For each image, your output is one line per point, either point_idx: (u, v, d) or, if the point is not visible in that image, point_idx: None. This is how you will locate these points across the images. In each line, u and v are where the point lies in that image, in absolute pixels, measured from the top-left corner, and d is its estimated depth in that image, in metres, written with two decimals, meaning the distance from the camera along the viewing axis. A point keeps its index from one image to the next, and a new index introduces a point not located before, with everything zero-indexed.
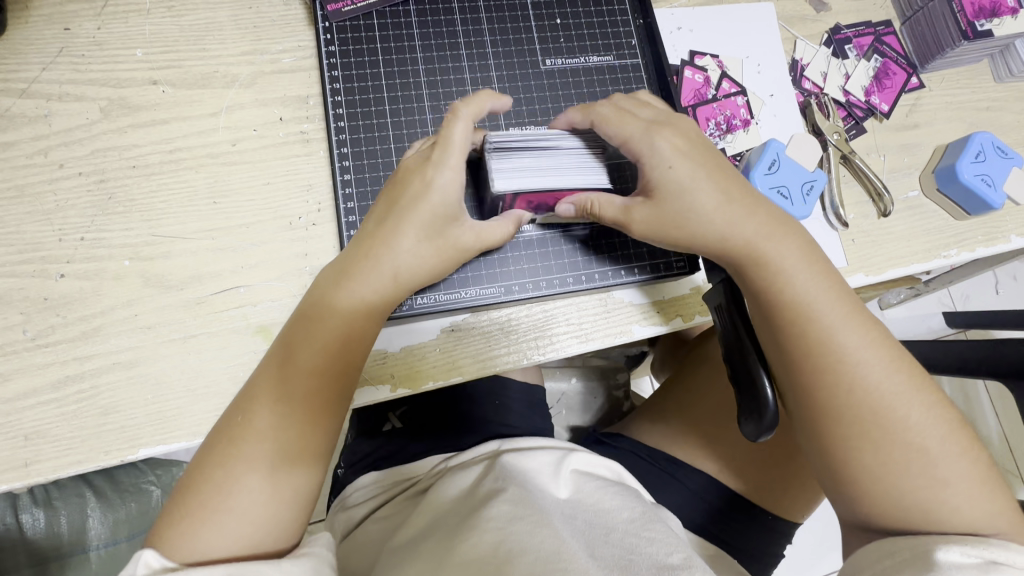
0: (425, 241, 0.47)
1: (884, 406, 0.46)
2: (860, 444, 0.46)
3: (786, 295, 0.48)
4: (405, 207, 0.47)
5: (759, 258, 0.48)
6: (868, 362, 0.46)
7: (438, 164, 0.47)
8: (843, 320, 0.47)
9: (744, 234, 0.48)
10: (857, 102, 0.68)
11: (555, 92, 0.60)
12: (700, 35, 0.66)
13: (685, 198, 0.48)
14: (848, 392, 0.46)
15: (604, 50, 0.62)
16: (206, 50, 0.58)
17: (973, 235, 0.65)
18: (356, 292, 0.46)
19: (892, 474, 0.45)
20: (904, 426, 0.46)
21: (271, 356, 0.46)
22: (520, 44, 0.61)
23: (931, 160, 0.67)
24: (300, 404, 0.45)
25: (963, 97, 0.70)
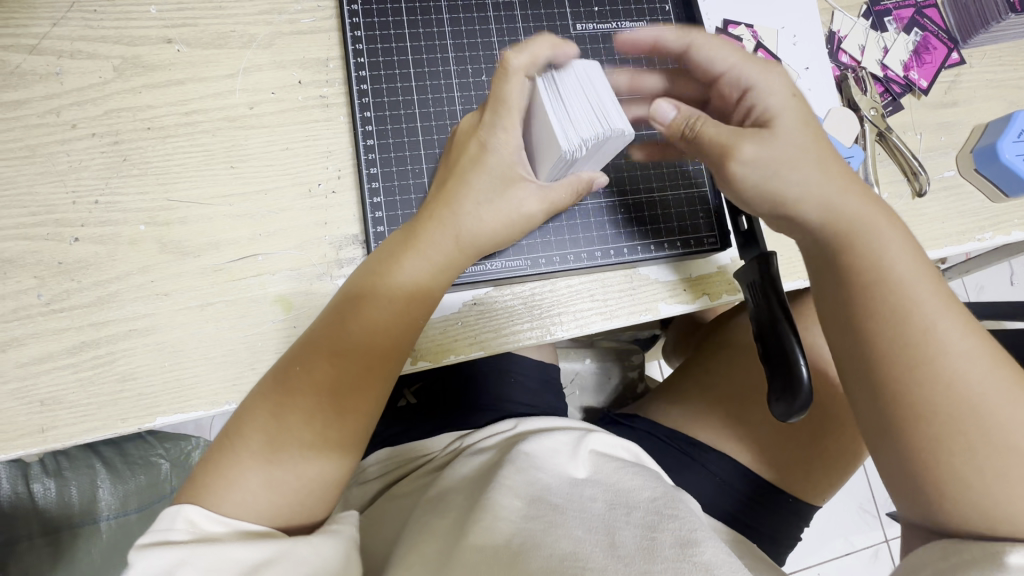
0: (490, 206, 0.47)
1: (983, 405, 0.41)
2: (943, 446, 0.42)
3: (887, 274, 0.44)
4: (460, 175, 0.47)
5: (853, 235, 0.45)
6: (969, 359, 0.42)
7: (493, 125, 0.46)
8: (944, 306, 0.43)
9: (847, 209, 0.45)
10: (895, 77, 0.65)
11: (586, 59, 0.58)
12: (735, 2, 0.63)
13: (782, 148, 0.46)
14: (948, 392, 0.42)
15: (637, 15, 0.59)
16: (222, 8, 0.56)
17: (1010, 219, 0.64)
18: (404, 271, 0.46)
19: (978, 480, 0.41)
20: (1003, 430, 0.41)
21: (320, 323, 0.46)
22: (550, 7, 0.58)
23: (969, 139, 0.65)
24: (365, 380, 0.45)
25: (1004, 74, 0.67)
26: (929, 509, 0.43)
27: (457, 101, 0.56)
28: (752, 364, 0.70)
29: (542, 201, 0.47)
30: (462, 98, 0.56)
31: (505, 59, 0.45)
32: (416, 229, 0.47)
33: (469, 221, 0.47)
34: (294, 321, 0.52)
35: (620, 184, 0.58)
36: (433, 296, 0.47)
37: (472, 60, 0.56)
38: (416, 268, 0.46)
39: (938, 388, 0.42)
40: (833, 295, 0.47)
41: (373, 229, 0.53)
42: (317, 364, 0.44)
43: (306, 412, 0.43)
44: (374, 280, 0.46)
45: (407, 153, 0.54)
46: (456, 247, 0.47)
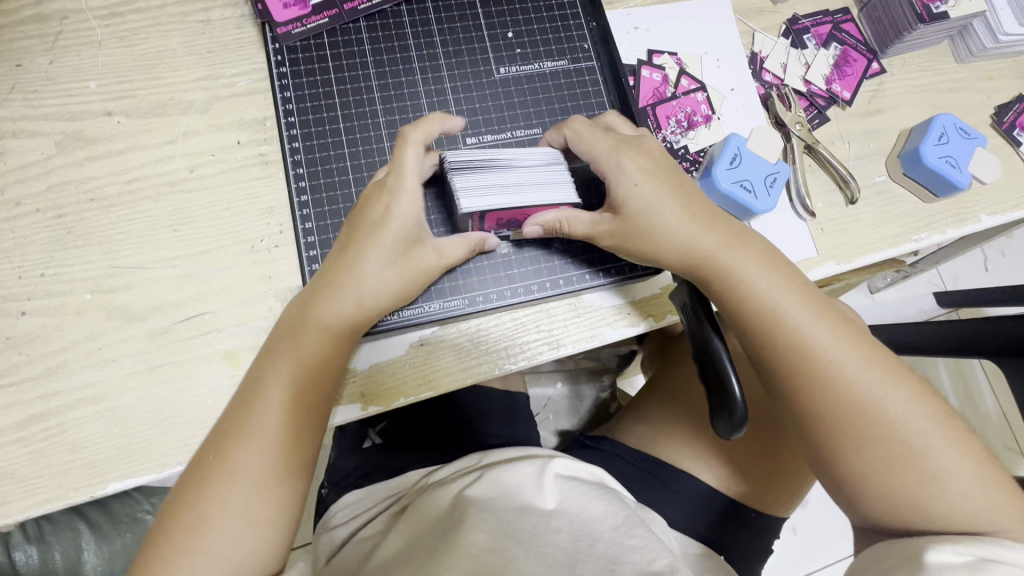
0: (390, 265, 0.49)
1: (864, 403, 0.47)
2: (846, 448, 0.48)
3: (758, 308, 0.49)
4: (367, 234, 0.49)
5: (727, 273, 0.49)
6: (855, 369, 0.48)
7: (395, 189, 0.49)
8: (817, 328, 0.48)
9: (707, 246, 0.49)
10: (819, 91, 0.68)
11: (506, 102, 0.57)
12: (657, 33, 0.66)
13: (649, 216, 0.49)
14: (827, 396, 0.48)
15: (558, 54, 0.59)
16: (160, 78, 0.58)
17: (943, 218, 0.66)
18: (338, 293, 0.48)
19: (876, 475, 0.47)
20: (890, 426, 0.47)
21: (280, 345, 0.49)
22: (473, 54, 0.57)
23: (897, 144, 0.67)
24: (306, 416, 0.48)
25: (924, 79, 0.70)
26: (850, 506, 0.50)
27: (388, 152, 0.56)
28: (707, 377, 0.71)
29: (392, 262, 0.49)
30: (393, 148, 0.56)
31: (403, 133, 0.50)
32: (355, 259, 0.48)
33: (373, 280, 0.48)
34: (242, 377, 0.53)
35: None
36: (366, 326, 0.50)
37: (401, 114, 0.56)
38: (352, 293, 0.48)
39: (839, 397, 0.48)
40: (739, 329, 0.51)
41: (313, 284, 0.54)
42: (263, 386, 0.47)
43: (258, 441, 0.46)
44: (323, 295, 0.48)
45: (341, 207, 0.55)
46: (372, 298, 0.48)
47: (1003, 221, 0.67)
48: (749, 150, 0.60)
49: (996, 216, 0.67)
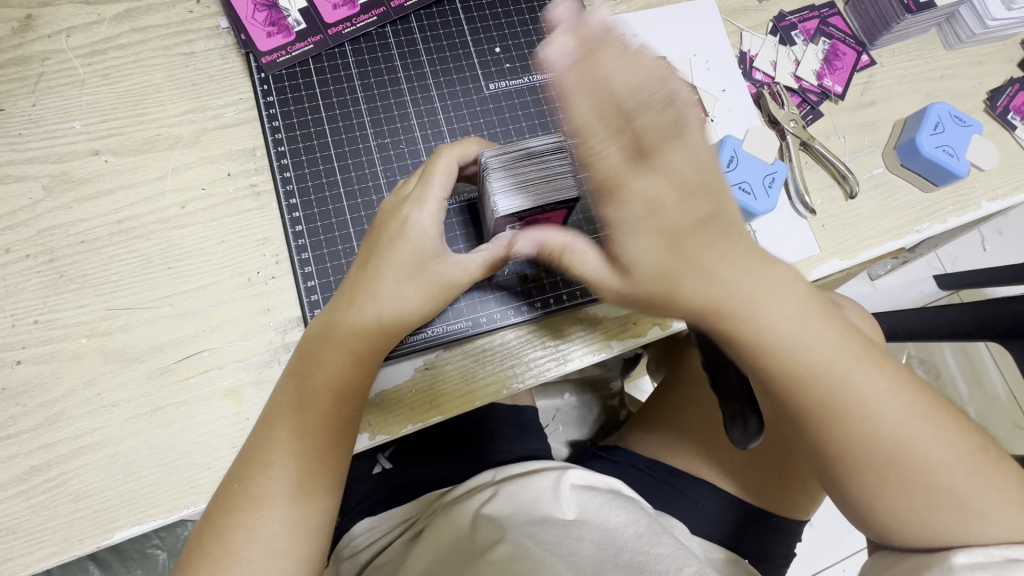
0: (411, 283, 0.47)
1: (901, 445, 0.44)
2: (880, 488, 0.45)
3: (785, 360, 0.43)
4: (383, 250, 0.48)
5: (752, 322, 0.43)
6: (889, 408, 0.44)
7: (416, 199, 0.48)
8: (853, 372, 0.44)
9: (741, 294, 0.42)
10: (810, 87, 0.67)
11: (497, 118, 0.56)
12: (644, 40, 0.66)
13: (673, 260, 0.40)
14: (863, 443, 0.44)
15: (547, 67, 0.59)
16: (146, 114, 0.57)
17: (943, 206, 0.66)
18: (359, 316, 0.47)
19: (910, 512, 0.45)
20: (926, 465, 0.45)
21: (292, 368, 0.47)
22: (462, 72, 0.57)
23: (892, 135, 0.67)
24: (319, 449, 0.46)
25: (914, 69, 0.70)
26: (881, 536, 0.48)
27: (381, 176, 0.54)
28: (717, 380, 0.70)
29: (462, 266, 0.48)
30: (386, 171, 0.54)
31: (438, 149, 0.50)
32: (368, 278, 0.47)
33: (399, 300, 0.47)
34: (246, 413, 0.52)
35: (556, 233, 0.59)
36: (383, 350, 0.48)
37: (391, 135, 0.55)
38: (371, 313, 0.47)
39: (872, 443, 0.44)
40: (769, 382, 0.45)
41: (311, 314, 0.53)
42: (279, 411, 0.46)
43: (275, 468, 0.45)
44: (341, 316, 0.47)
45: (337, 234, 0.54)
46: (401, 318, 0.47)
47: (1003, 205, 0.67)
48: (745, 152, 0.60)
49: (996, 202, 0.66)
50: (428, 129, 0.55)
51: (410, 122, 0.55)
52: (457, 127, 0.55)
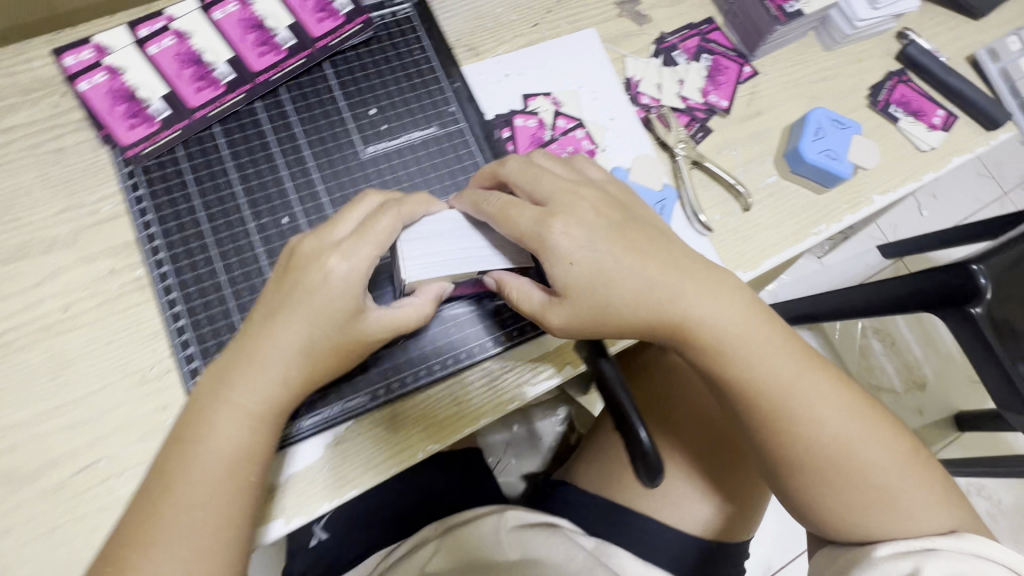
0: (315, 323, 0.46)
1: (845, 448, 0.49)
2: (822, 487, 0.49)
3: (732, 371, 0.49)
4: (293, 290, 0.46)
5: (688, 337, 0.48)
6: (833, 415, 0.49)
7: (336, 245, 0.46)
8: (798, 378, 0.49)
9: (674, 312, 0.48)
10: (697, 105, 0.68)
11: (376, 181, 0.56)
12: (528, 77, 0.67)
13: (612, 285, 0.47)
14: (808, 443, 0.49)
15: (425, 122, 0.58)
16: (17, 218, 0.55)
17: (837, 206, 0.67)
18: (274, 345, 0.46)
19: (849, 512, 0.49)
20: (864, 467, 0.49)
21: (206, 401, 0.46)
22: (338, 138, 0.56)
23: (779, 143, 0.68)
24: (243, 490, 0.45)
25: (795, 74, 0.72)
26: (822, 530, 0.52)
27: (263, 258, 0.53)
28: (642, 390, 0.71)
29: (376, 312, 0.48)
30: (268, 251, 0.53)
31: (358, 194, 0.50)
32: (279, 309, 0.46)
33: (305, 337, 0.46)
34: None
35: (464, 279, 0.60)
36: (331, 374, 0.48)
37: (270, 212, 0.54)
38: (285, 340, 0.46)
39: (825, 447, 0.49)
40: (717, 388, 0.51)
41: None
42: (195, 450, 0.44)
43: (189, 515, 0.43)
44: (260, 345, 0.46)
45: (222, 323, 0.51)
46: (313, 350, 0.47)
47: (895, 196, 0.69)
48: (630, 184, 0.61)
49: (887, 194, 0.68)
50: (308, 202, 0.54)
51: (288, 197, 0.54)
52: (338, 196, 0.55)
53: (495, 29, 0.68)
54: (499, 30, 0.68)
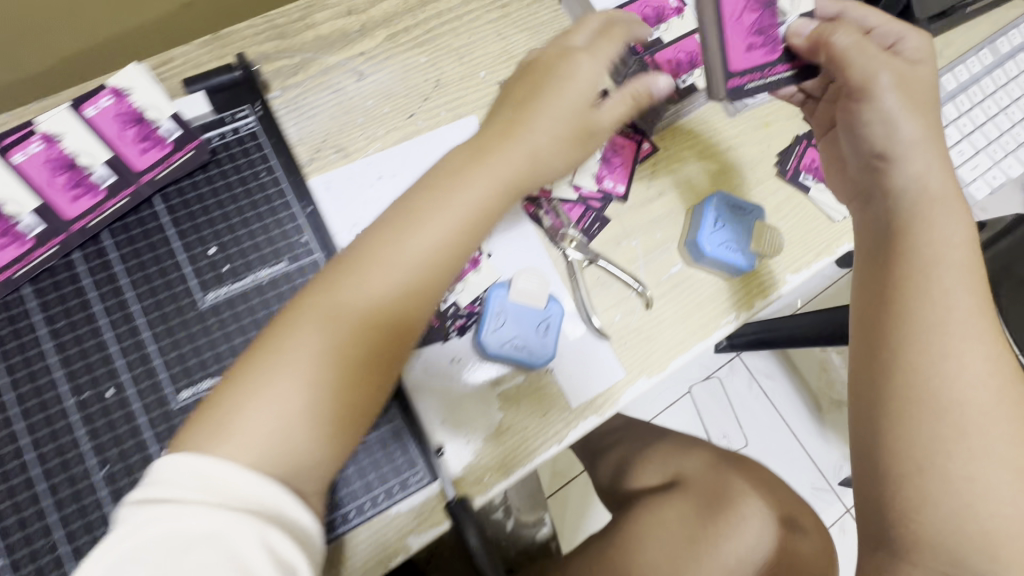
0: (446, 211, 0.47)
1: (969, 415, 0.48)
2: (932, 469, 0.48)
3: (907, 268, 0.51)
4: (428, 205, 0.47)
5: (914, 220, 0.52)
6: (973, 381, 0.48)
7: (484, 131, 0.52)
8: (955, 334, 0.49)
9: (936, 188, 0.52)
10: (591, 194, 0.63)
11: (212, 333, 0.52)
12: (403, 178, 0.61)
13: (888, 99, 0.52)
14: (941, 391, 0.48)
15: (273, 257, 0.56)
16: None
17: (748, 291, 0.63)
18: (422, 233, 0.46)
19: (961, 492, 0.47)
20: (962, 445, 0.47)
21: (325, 304, 0.44)
22: (170, 286, 0.53)
23: (683, 226, 0.64)
24: (360, 377, 0.44)
25: (698, 145, 0.67)
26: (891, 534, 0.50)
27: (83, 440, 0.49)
28: (673, 497, 0.69)
29: (494, 180, 0.49)
30: (88, 430, 0.49)
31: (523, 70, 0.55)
32: (416, 208, 0.47)
33: (421, 239, 0.46)
34: None
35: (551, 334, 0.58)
36: (370, 353, 0.44)
37: (90, 382, 0.50)
38: (437, 228, 0.47)
39: (954, 413, 0.48)
40: (876, 303, 0.52)
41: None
42: (348, 305, 0.44)
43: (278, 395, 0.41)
44: (394, 230, 0.46)
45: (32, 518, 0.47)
46: (428, 260, 0.46)
47: (808, 276, 0.65)
48: (513, 302, 0.57)
49: (800, 273, 0.64)
50: (137, 365, 0.51)
51: (113, 361, 0.51)
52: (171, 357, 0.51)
53: (365, 125, 0.62)
54: (369, 126, 0.62)
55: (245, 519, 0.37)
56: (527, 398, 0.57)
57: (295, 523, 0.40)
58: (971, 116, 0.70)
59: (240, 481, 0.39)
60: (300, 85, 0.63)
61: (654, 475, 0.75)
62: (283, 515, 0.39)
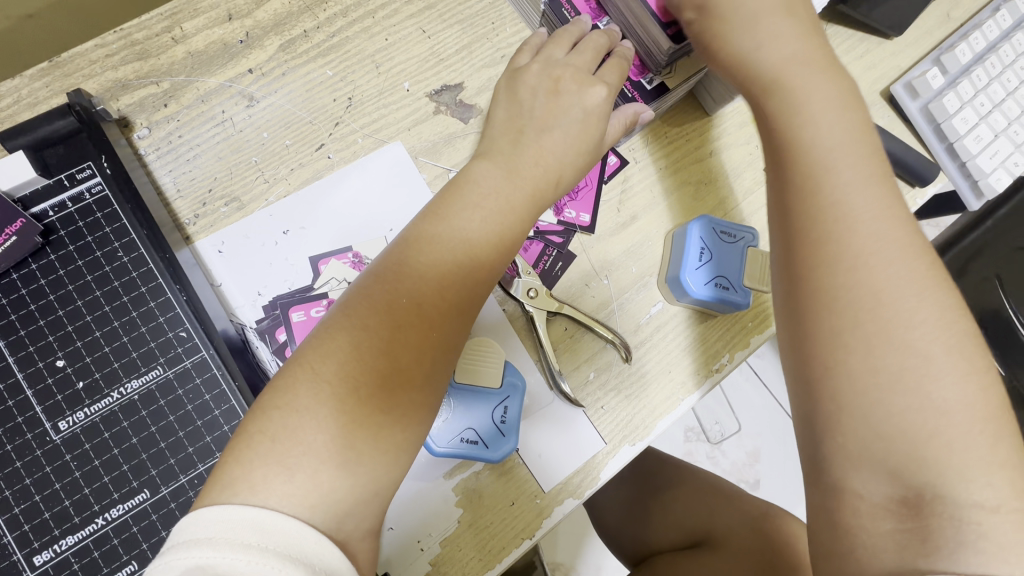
0: (484, 210, 0.43)
1: (872, 315, 0.36)
2: (832, 374, 0.37)
3: (793, 199, 0.40)
4: (431, 210, 0.43)
5: (785, 144, 0.41)
6: (884, 277, 0.36)
7: (484, 143, 0.48)
8: (857, 238, 0.37)
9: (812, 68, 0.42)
10: (549, 227, 0.52)
11: (78, 483, 0.38)
12: (316, 230, 0.49)
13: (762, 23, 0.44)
14: (861, 322, 0.36)
15: (144, 364, 0.40)
16: None
17: (743, 326, 0.53)
18: (445, 232, 0.41)
19: (873, 394, 0.35)
20: (892, 341, 0.35)
21: (357, 298, 0.39)
22: (9, 419, 0.38)
23: (662, 257, 0.53)
24: (380, 377, 0.37)
25: (678, 151, 0.55)
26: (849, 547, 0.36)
27: None
28: (714, 559, 0.59)
29: (496, 187, 0.44)
30: None
31: (496, 92, 0.50)
32: (441, 202, 0.43)
33: (463, 222, 0.42)
34: None
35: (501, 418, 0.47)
36: (413, 356, 0.38)
37: None
38: (477, 219, 0.42)
39: (864, 332, 0.36)
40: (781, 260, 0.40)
41: None
42: (327, 325, 0.38)
43: (310, 398, 0.35)
44: (434, 221, 0.42)
45: None
46: (471, 249, 0.41)
47: None
48: (463, 386, 0.48)
49: None
50: None
51: None
52: (25, 523, 0.37)
53: (262, 164, 0.50)
54: (267, 165, 0.50)
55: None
56: (488, 491, 0.48)
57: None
58: (989, 93, 0.60)
59: (288, 532, 0.32)
60: (172, 119, 0.49)
61: (680, 537, 0.66)
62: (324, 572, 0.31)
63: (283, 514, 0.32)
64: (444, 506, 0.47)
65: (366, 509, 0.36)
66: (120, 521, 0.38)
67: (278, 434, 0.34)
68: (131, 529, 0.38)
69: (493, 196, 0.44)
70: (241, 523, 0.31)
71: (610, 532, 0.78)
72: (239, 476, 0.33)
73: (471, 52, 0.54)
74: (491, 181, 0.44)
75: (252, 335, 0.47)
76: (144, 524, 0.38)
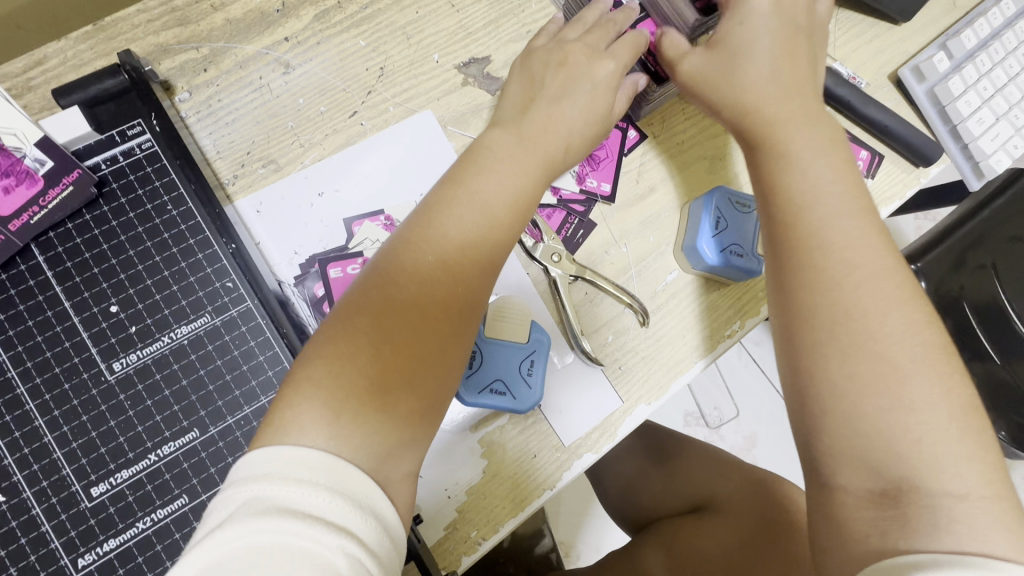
0: (504, 177, 0.45)
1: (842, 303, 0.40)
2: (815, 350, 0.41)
3: (777, 197, 0.45)
4: (452, 178, 0.45)
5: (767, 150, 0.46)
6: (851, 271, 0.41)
7: (502, 115, 0.50)
8: (830, 235, 0.42)
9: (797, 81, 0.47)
10: (572, 196, 0.55)
11: (132, 421, 0.40)
12: (350, 193, 0.51)
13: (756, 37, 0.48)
14: (834, 308, 0.41)
15: (193, 311, 0.42)
16: None
17: (753, 294, 0.56)
18: (466, 197, 0.43)
19: (840, 370, 0.40)
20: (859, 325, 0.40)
21: (384, 259, 0.41)
22: (67, 359, 0.40)
23: (679, 227, 0.56)
24: (408, 331, 0.38)
25: (695, 127, 0.57)
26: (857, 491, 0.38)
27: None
28: (713, 518, 0.62)
29: (512, 157, 0.46)
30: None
31: (515, 65, 0.52)
32: (461, 170, 0.45)
33: (484, 188, 0.44)
34: None
35: (523, 371, 0.49)
36: (435, 312, 0.39)
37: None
38: (497, 185, 0.44)
39: (834, 318, 0.40)
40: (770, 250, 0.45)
41: None
42: (357, 283, 0.40)
43: (346, 347, 0.37)
44: (454, 187, 0.44)
45: None
46: (491, 213, 0.43)
47: None
48: (490, 341, 0.50)
49: None
50: (42, 471, 0.39)
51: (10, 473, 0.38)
52: (82, 457, 0.39)
53: (298, 130, 0.52)
54: (303, 130, 0.52)
55: (339, 519, 0.31)
56: (512, 444, 0.50)
57: (382, 517, 0.34)
58: (992, 78, 0.62)
59: (336, 471, 0.33)
60: (211, 83, 0.51)
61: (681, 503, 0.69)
62: (371, 509, 0.33)
63: (327, 453, 0.34)
64: (471, 456, 0.50)
65: (402, 452, 0.37)
66: (172, 457, 0.40)
67: (316, 380, 0.36)
68: (182, 465, 0.40)
69: (509, 165, 0.45)
70: (291, 462, 0.33)
71: (614, 502, 0.81)
72: (282, 418, 0.35)
73: (498, 26, 0.56)
74: (509, 152, 0.46)
75: (291, 291, 0.49)
76: (195, 461, 0.40)
